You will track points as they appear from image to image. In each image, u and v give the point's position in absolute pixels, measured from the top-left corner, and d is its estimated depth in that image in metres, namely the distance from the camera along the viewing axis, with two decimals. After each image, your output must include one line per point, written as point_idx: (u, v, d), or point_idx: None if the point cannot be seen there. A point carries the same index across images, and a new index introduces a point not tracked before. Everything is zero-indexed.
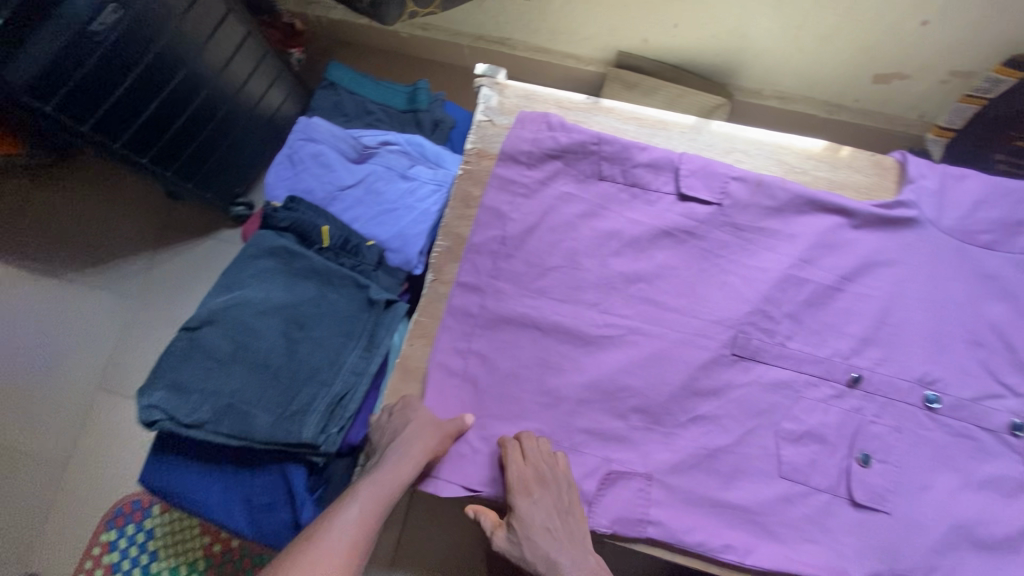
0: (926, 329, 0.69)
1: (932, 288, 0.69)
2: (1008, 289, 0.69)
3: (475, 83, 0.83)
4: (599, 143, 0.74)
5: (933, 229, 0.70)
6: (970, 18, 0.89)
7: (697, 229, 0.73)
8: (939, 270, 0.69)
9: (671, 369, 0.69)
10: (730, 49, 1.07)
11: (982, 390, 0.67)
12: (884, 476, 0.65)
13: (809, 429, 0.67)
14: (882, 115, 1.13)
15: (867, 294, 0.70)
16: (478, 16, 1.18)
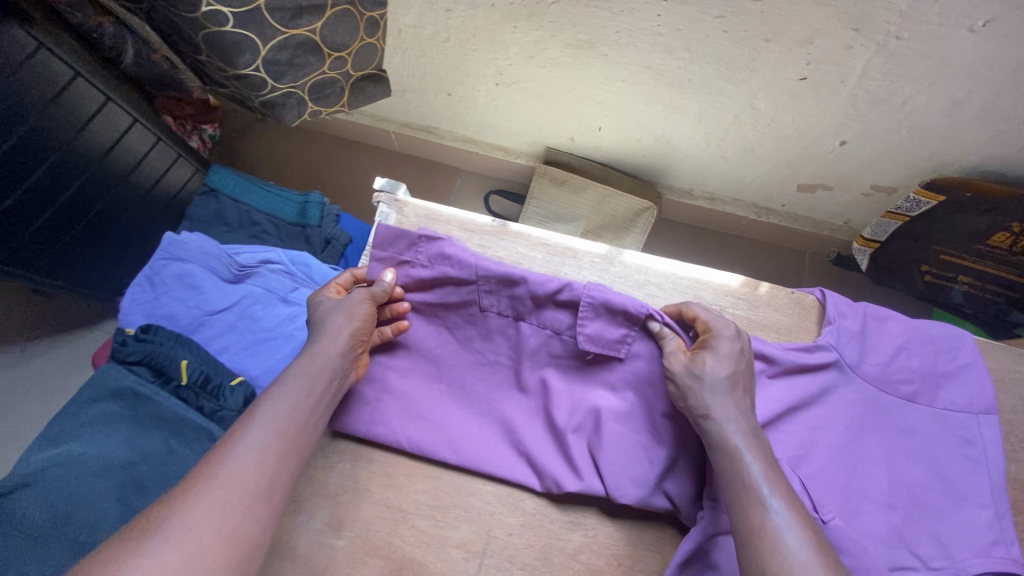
0: (840, 484, 0.62)
1: (848, 443, 0.64)
2: (926, 448, 0.64)
3: (373, 197, 0.74)
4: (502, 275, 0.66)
5: (853, 371, 0.65)
6: (885, 145, 0.85)
7: (615, 353, 0.64)
8: (857, 424, 0.64)
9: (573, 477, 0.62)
10: (656, 151, 1.05)
11: (899, 561, 0.60)
12: None
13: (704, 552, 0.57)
14: (810, 220, 1.12)
15: (780, 438, 0.63)
16: (401, 106, 1.12)
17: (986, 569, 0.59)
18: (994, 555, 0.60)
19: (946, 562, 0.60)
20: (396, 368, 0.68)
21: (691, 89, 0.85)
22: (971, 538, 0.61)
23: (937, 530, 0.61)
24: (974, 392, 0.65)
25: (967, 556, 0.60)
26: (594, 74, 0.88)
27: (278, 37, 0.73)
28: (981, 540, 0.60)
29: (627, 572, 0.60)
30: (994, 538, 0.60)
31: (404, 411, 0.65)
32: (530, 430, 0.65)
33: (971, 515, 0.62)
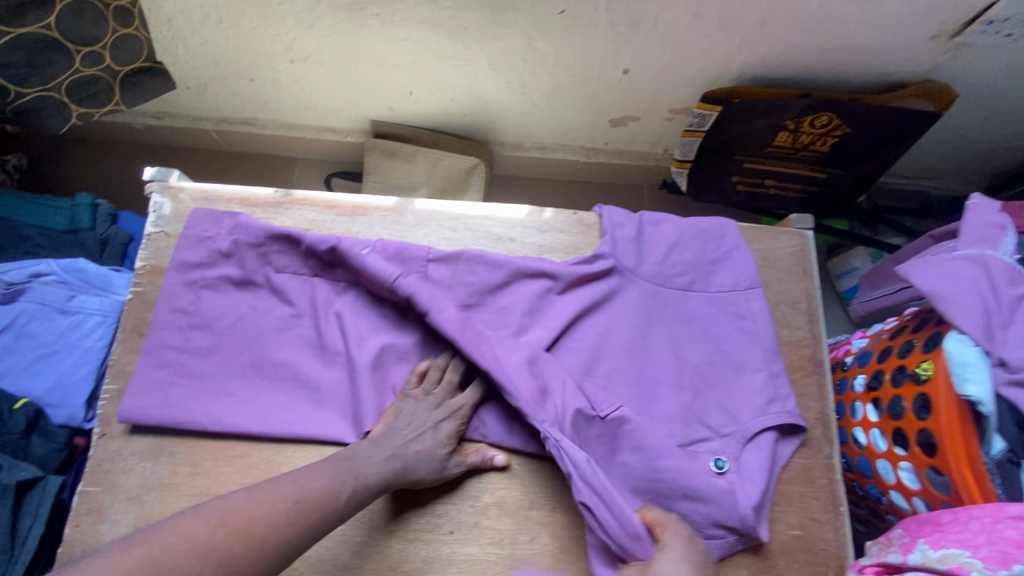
0: (635, 378, 0.66)
1: (637, 339, 0.68)
2: (705, 330, 0.69)
3: (144, 189, 0.71)
4: (283, 242, 0.66)
5: (634, 273, 0.70)
6: (662, 67, 0.91)
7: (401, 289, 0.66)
8: (643, 320, 0.68)
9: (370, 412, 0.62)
10: (472, 108, 1.07)
11: (693, 436, 0.65)
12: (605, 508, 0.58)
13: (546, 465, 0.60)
14: (634, 153, 1.18)
15: (574, 347, 0.67)
16: (209, 100, 1.07)
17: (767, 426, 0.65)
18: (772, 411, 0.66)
19: (734, 428, 0.65)
20: (183, 354, 0.64)
21: (471, 38, 0.87)
22: (753, 403, 0.66)
23: (724, 401, 0.66)
24: (740, 271, 0.71)
25: (750, 419, 0.65)
26: (378, 36, 0.88)
27: (5, 38, 0.77)
28: (759, 401, 0.66)
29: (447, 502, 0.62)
30: (770, 397, 0.66)
31: (200, 394, 0.63)
32: (335, 383, 0.64)
33: (749, 381, 0.67)
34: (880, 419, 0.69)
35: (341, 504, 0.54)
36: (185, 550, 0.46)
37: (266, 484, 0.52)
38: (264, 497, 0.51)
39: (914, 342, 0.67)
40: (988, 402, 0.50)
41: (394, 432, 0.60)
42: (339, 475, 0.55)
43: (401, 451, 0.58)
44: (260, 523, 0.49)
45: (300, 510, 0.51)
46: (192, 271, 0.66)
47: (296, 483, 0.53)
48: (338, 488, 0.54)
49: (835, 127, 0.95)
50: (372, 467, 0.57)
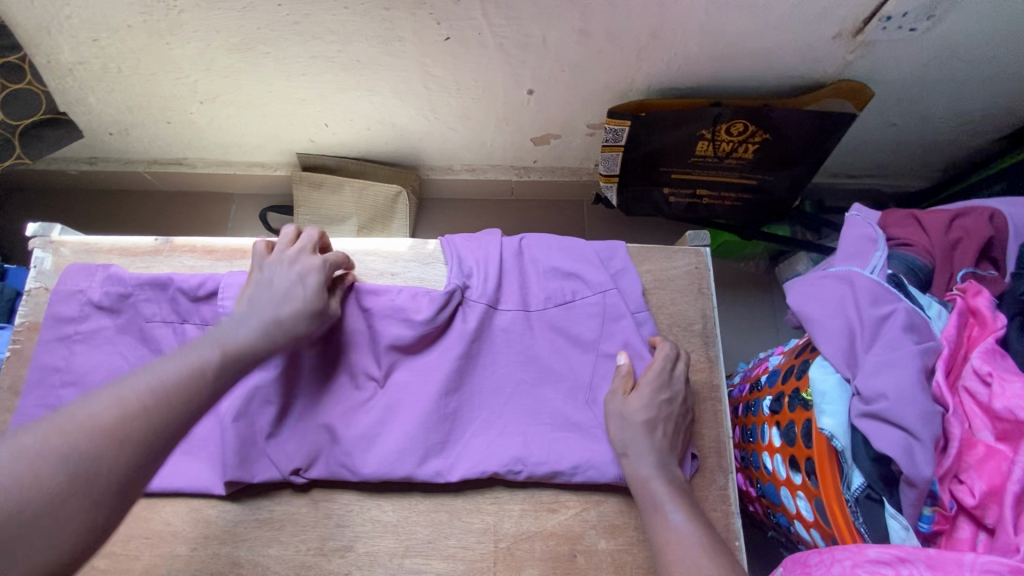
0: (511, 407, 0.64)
1: (511, 358, 0.66)
2: (582, 339, 0.66)
3: (28, 245, 0.71)
4: (150, 287, 0.65)
5: (508, 296, 0.67)
6: (566, 84, 0.89)
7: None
8: (517, 339, 0.66)
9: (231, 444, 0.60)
10: (392, 136, 1.06)
11: (572, 462, 0.60)
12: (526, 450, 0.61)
13: (469, 436, 0.62)
14: (566, 169, 1.15)
15: (448, 369, 0.63)
16: (134, 143, 1.08)
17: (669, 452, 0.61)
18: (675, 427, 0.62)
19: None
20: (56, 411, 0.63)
21: (367, 69, 0.86)
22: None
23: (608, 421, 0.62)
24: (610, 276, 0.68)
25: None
26: (275, 73, 0.88)
27: None
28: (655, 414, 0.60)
29: (318, 554, 0.60)
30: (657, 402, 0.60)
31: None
32: (205, 434, 0.63)
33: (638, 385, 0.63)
34: (780, 445, 0.65)
35: (212, 382, 0.48)
36: (37, 475, 0.38)
37: (106, 392, 0.44)
38: (83, 420, 0.42)
39: (809, 362, 0.63)
40: (842, 436, 0.48)
41: (266, 297, 0.55)
42: (202, 359, 0.49)
43: (271, 315, 0.54)
44: (93, 444, 0.41)
45: (159, 397, 0.45)
46: (64, 326, 0.66)
47: (146, 377, 0.45)
48: (166, 379, 0.46)
49: (753, 133, 0.91)
50: (240, 338, 0.52)
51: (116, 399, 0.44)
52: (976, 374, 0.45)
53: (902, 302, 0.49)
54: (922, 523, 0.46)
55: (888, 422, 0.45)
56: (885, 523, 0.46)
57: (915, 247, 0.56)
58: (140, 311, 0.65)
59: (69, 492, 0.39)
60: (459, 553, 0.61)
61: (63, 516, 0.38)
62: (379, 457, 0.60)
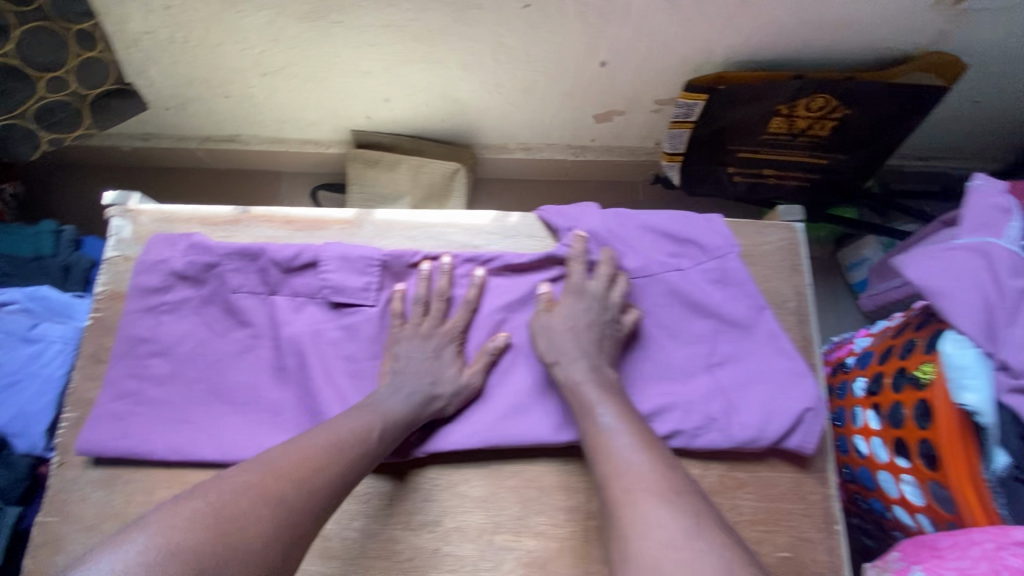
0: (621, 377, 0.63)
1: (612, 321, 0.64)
2: (690, 301, 0.64)
3: (105, 214, 0.71)
4: (241, 255, 0.64)
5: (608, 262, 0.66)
6: (641, 55, 0.86)
7: (366, 295, 0.65)
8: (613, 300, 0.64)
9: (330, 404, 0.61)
10: (451, 111, 1.03)
11: (695, 424, 0.59)
12: None
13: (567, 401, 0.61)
14: (624, 148, 1.12)
15: None
16: (190, 119, 1.07)
17: (797, 414, 0.59)
18: (799, 387, 0.60)
19: (754, 419, 0.59)
20: (144, 380, 0.63)
21: (438, 39, 0.84)
22: (773, 389, 0.60)
23: (707, 387, 0.61)
24: (725, 239, 0.66)
25: (777, 402, 0.60)
26: (343, 44, 0.86)
27: None
28: (762, 384, 0.61)
29: (405, 528, 0.59)
30: (755, 366, 0.62)
31: (154, 421, 0.61)
32: (295, 403, 0.62)
33: (743, 351, 0.63)
34: (881, 427, 0.63)
35: (375, 443, 0.54)
36: (238, 490, 0.45)
37: (297, 438, 0.52)
38: (286, 454, 0.49)
39: (915, 341, 0.61)
40: (987, 412, 0.45)
41: (404, 373, 0.60)
42: (360, 422, 0.54)
43: (419, 390, 0.59)
44: (294, 470, 0.48)
45: (337, 450, 0.51)
46: (149, 297, 0.65)
47: (327, 429, 0.53)
48: (340, 434, 0.53)
49: (833, 108, 0.88)
50: (388, 407, 0.57)
51: (304, 440, 0.51)
52: None
53: None
54: None
55: None
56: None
57: None
58: (230, 282, 0.64)
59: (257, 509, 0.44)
60: (550, 530, 0.59)
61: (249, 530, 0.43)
62: (475, 423, 0.61)
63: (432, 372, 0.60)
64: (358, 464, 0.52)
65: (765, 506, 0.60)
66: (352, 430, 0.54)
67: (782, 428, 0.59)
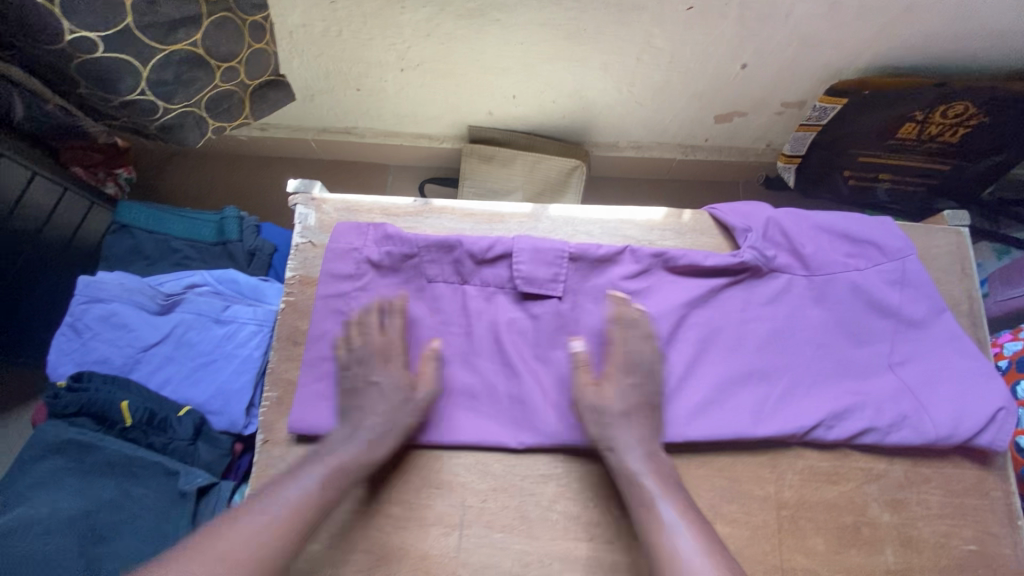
0: (810, 375, 0.64)
1: (796, 319, 0.66)
2: (874, 302, 0.66)
3: (288, 201, 0.73)
4: (435, 246, 0.66)
5: (791, 261, 0.67)
6: (784, 59, 0.87)
7: (555, 287, 0.66)
8: (795, 300, 0.67)
9: (529, 390, 0.64)
10: (574, 109, 1.05)
11: (888, 421, 0.62)
12: (817, 410, 0.62)
13: (759, 396, 0.63)
14: (735, 149, 1.14)
15: (732, 331, 0.66)
16: (313, 111, 1.09)
17: (989, 413, 0.61)
18: (987, 387, 0.62)
19: (947, 418, 0.61)
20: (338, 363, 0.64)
21: (588, 39, 0.86)
22: (960, 389, 0.62)
23: (896, 386, 0.63)
24: (905, 242, 0.68)
25: (967, 401, 0.62)
26: (491, 41, 0.88)
27: (157, 55, 0.69)
28: (951, 385, 0.63)
29: (605, 511, 0.62)
30: (939, 366, 0.64)
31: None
32: (491, 389, 0.65)
33: (925, 352, 0.65)
34: None
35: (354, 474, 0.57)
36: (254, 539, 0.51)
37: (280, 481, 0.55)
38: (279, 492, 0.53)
39: None
40: None
41: (364, 417, 0.60)
42: (303, 482, 0.55)
43: (377, 434, 0.59)
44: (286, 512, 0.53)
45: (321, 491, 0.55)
46: (343, 283, 0.67)
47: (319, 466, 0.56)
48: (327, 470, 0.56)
49: (971, 116, 0.89)
50: (345, 453, 0.58)
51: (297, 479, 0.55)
52: None
53: None
54: None
55: None
56: None
57: None
58: (426, 271, 0.67)
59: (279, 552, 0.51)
60: (742, 518, 0.62)
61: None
62: (671, 415, 0.62)
63: (392, 426, 0.60)
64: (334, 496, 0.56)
65: (949, 501, 0.63)
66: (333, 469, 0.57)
67: (977, 428, 0.61)
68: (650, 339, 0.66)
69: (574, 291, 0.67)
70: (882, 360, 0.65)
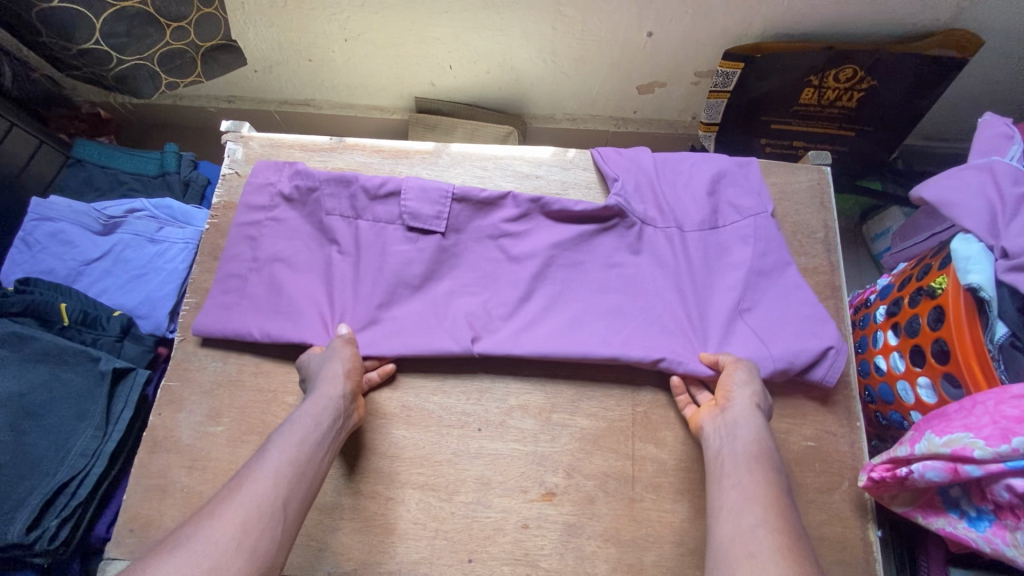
0: (664, 305, 0.69)
1: (656, 264, 0.71)
2: (724, 251, 0.71)
3: (221, 139, 0.83)
4: (336, 183, 0.73)
5: (654, 208, 0.73)
6: (686, 27, 0.96)
7: (438, 224, 0.72)
8: (655, 246, 0.72)
9: (404, 312, 0.70)
10: (507, 80, 1.14)
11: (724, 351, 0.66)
12: (660, 342, 0.67)
13: (608, 330, 0.68)
14: (663, 122, 1.22)
15: (595, 273, 0.72)
16: (272, 82, 1.19)
17: (818, 352, 0.65)
18: (821, 330, 0.66)
19: (783, 354, 0.65)
20: (245, 280, 0.72)
21: (505, 8, 0.95)
22: (799, 331, 0.66)
23: (742, 328, 0.67)
24: (761, 197, 0.73)
25: (803, 340, 0.65)
26: (420, 11, 0.97)
27: (111, 11, 0.85)
28: (790, 328, 0.66)
29: (477, 404, 0.68)
30: (782, 312, 0.67)
31: (251, 311, 0.70)
32: (368, 315, 0.69)
33: (772, 298, 0.69)
34: (899, 341, 0.69)
35: (326, 446, 0.57)
36: (262, 496, 0.50)
37: (277, 440, 0.55)
38: (312, 437, 0.56)
39: (931, 264, 0.67)
40: (990, 288, 0.54)
41: (329, 390, 0.60)
42: (289, 444, 0.55)
43: (334, 406, 0.60)
44: (284, 471, 0.52)
45: (304, 456, 0.54)
46: (255, 212, 0.74)
47: (308, 424, 0.57)
48: (324, 425, 0.58)
49: (861, 80, 0.97)
50: (323, 418, 0.58)
51: (305, 427, 0.57)
52: None
53: None
54: None
55: None
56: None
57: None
58: (324, 205, 0.73)
59: (277, 517, 0.49)
60: (600, 412, 0.68)
61: (270, 543, 0.48)
62: (528, 345, 0.67)
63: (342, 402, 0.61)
64: (319, 464, 0.55)
65: (794, 402, 0.68)
66: (317, 428, 0.57)
67: (809, 367, 0.65)
68: (521, 276, 0.71)
69: (458, 229, 0.73)
70: (734, 301, 0.68)
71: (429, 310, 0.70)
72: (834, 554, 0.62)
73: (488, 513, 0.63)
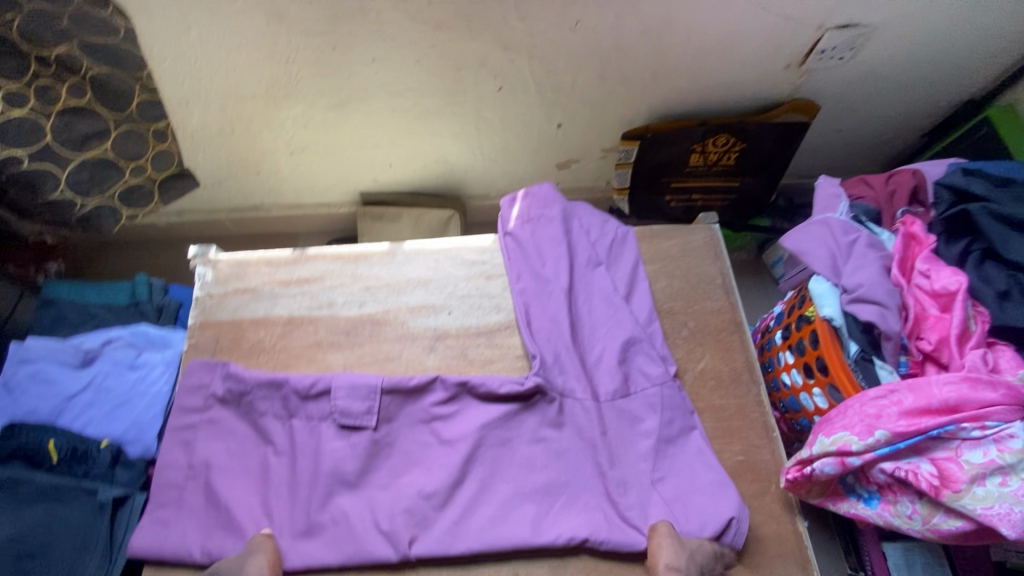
0: (585, 474, 0.74)
1: (577, 436, 0.77)
2: (632, 416, 0.78)
3: (190, 264, 0.90)
4: (276, 383, 0.77)
5: (570, 371, 0.79)
6: (588, 117, 1.14)
7: (368, 418, 0.76)
8: (575, 417, 0.78)
9: (343, 508, 0.72)
10: (442, 170, 1.28)
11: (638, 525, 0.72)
12: (581, 518, 0.72)
13: (536, 512, 0.73)
14: (583, 189, 1.39)
15: (522, 450, 0.76)
16: (221, 194, 1.26)
17: (723, 522, 0.71)
18: (724, 497, 0.72)
19: (693, 527, 0.71)
20: (183, 488, 0.74)
21: (433, 116, 1.10)
22: (704, 500, 0.72)
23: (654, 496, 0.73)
24: (663, 360, 0.81)
25: (710, 509, 0.72)
26: (359, 126, 1.10)
27: (72, 164, 0.95)
28: (699, 496, 0.73)
29: None
30: (688, 480, 0.74)
31: (190, 524, 0.72)
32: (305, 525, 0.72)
33: (677, 463, 0.76)
34: (793, 360, 0.85)
35: None
36: None
37: None
38: None
39: (803, 296, 0.84)
40: (839, 317, 0.72)
41: None
42: None
43: None
44: None
45: None
46: (190, 415, 0.78)
47: None
48: None
49: (733, 144, 1.18)
50: None
51: None
52: (918, 273, 0.71)
53: (861, 233, 0.75)
54: (901, 367, 0.71)
55: (867, 301, 0.70)
56: (875, 372, 0.70)
57: (866, 198, 0.82)
58: (257, 406, 0.77)
59: None
60: None
61: None
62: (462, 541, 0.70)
63: None
64: None
65: (721, 425, 0.81)
66: None
67: (719, 534, 0.70)
68: (455, 467, 0.74)
69: (389, 420, 0.77)
70: (647, 466, 0.75)
71: (365, 515, 0.72)
72: (773, 548, 0.74)
73: (481, 569, 0.71)
